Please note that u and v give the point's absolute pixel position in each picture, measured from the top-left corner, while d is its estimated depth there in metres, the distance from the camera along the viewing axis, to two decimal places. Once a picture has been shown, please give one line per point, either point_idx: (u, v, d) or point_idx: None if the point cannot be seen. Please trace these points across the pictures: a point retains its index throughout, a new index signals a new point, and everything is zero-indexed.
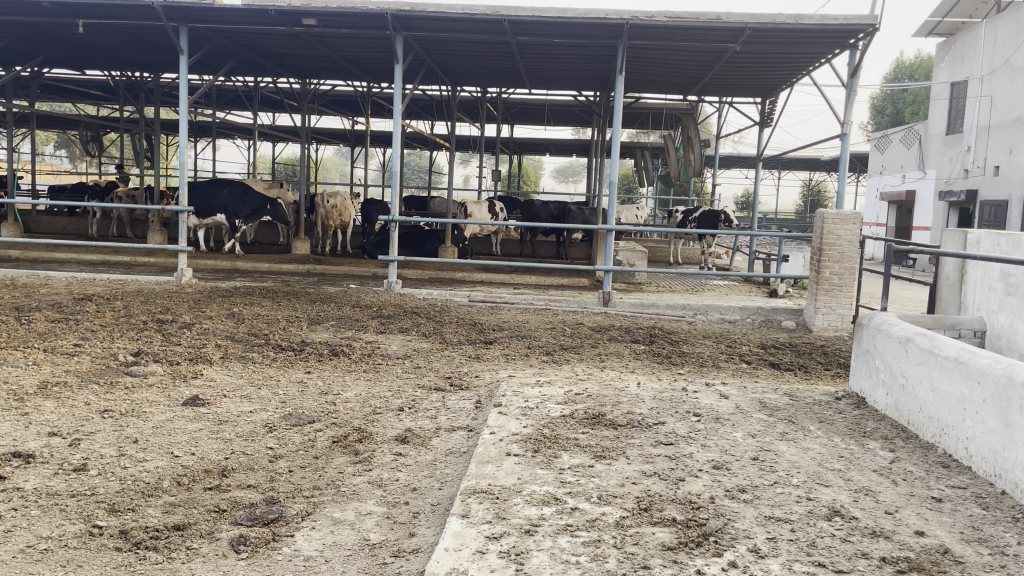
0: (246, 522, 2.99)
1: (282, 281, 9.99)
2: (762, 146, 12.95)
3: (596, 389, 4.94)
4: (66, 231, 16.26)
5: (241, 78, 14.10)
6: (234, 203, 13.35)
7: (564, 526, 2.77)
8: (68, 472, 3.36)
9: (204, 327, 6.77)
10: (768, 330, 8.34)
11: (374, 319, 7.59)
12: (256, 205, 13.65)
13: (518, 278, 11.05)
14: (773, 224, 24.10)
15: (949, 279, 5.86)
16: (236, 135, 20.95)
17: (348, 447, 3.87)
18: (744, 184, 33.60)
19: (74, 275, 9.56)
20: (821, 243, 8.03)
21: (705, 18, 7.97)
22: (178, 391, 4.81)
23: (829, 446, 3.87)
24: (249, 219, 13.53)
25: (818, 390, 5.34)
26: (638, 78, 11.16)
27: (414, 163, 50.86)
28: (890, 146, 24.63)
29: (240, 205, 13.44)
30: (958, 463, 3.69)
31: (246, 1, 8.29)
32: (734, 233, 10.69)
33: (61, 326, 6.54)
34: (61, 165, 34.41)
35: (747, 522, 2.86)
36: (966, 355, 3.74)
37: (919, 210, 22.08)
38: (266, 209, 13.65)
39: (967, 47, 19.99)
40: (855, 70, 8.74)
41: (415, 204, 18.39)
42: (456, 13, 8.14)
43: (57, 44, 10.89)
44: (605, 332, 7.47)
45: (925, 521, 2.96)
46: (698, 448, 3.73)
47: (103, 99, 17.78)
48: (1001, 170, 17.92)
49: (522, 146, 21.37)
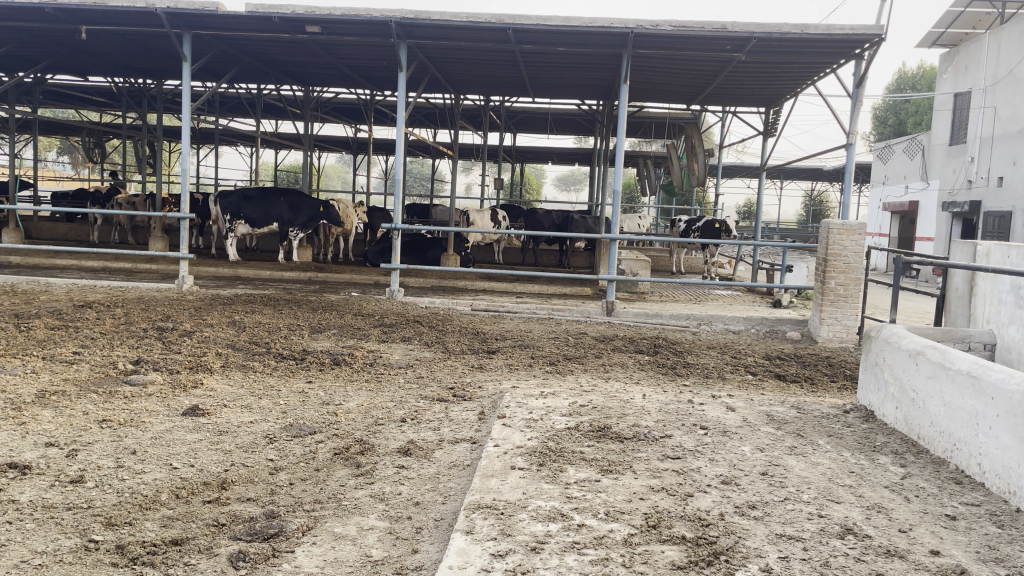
0: (245, 537, 2.93)
1: (284, 289, 9.92)
2: (765, 156, 12.92)
3: (601, 401, 4.87)
4: (67, 238, 16.24)
5: (244, 85, 14.06)
6: (292, 212, 13.23)
7: (571, 543, 2.71)
8: (64, 484, 3.30)
9: (205, 335, 6.70)
10: (773, 340, 8.29)
11: (376, 328, 7.53)
12: (313, 212, 13.42)
13: (521, 287, 10.99)
14: (775, 234, 24.08)
15: (958, 290, 5.81)
16: (239, 143, 20.96)
17: (350, 459, 3.82)
18: (746, 194, 33.62)
19: (75, 282, 9.51)
20: (827, 253, 7.96)
21: (710, 27, 7.93)
22: (178, 400, 4.75)
23: (839, 461, 3.81)
24: (305, 227, 13.31)
25: (826, 402, 5.27)
26: (643, 87, 11.15)
27: (417, 170, 51.13)
28: (892, 157, 24.61)
29: (296, 213, 13.26)
30: (970, 478, 3.62)
31: (250, 8, 8.25)
32: (735, 244, 10.58)
33: (61, 333, 6.48)
34: (62, 172, 34.55)
35: (758, 540, 2.80)
36: (978, 368, 3.68)
37: (921, 220, 22.01)
38: (322, 215, 13.43)
39: (971, 57, 20.01)
40: (861, 80, 8.70)
41: (418, 211, 18.36)
42: (461, 22, 8.10)
43: (59, 50, 10.86)
44: (608, 341, 7.41)
45: (939, 539, 2.89)
46: (706, 462, 3.67)
47: (105, 105, 17.77)
48: (1005, 181, 17.88)
49: (524, 155, 21.36)
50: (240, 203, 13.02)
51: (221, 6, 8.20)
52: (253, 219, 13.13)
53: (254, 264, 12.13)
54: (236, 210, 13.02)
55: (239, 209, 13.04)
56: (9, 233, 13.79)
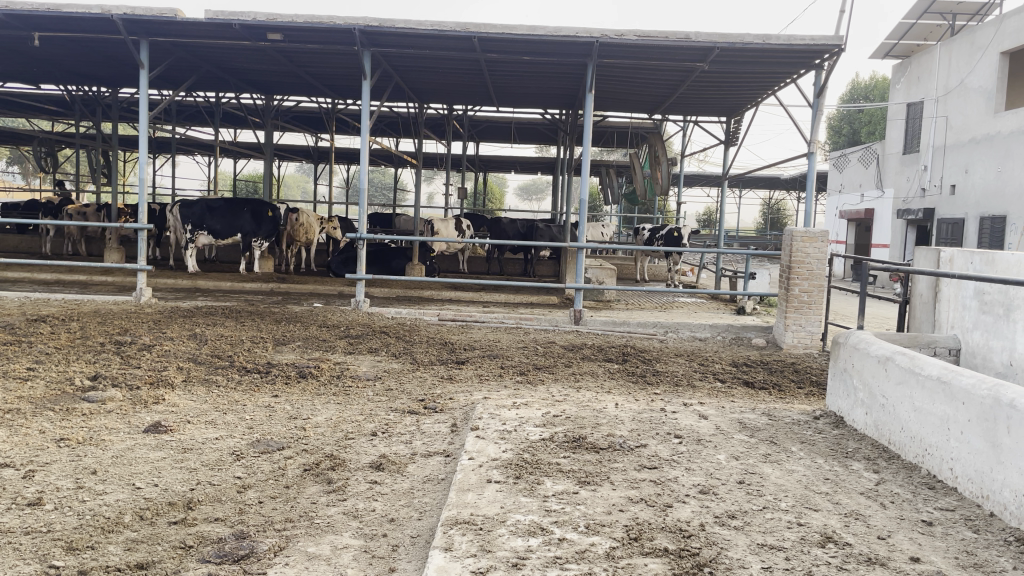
0: (215, 559, 2.82)
1: (246, 301, 9.73)
2: (727, 165, 13.06)
3: (574, 411, 4.83)
4: (18, 249, 15.80)
5: (202, 93, 13.83)
6: (255, 223, 13.03)
7: (552, 558, 2.65)
8: (22, 507, 3.15)
9: (165, 349, 6.53)
10: (739, 347, 8.34)
11: (342, 340, 7.41)
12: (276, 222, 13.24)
13: (487, 296, 10.92)
14: (735, 241, 24.38)
15: (923, 296, 5.88)
16: (197, 152, 20.61)
17: (321, 475, 3.72)
18: (706, 202, 34.00)
19: (28, 295, 9.23)
20: (791, 261, 8.05)
21: (674, 37, 7.98)
22: (139, 417, 4.60)
23: (815, 468, 3.82)
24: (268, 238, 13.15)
25: (796, 408, 5.30)
26: (607, 96, 11.20)
27: (378, 180, 50.90)
28: (848, 165, 25.10)
29: (260, 224, 13.07)
30: (943, 483, 3.65)
31: (210, 15, 8.10)
32: (699, 251, 10.61)
33: (14, 349, 6.26)
34: (12, 183, 33.74)
35: (740, 551, 2.77)
36: (949, 374, 3.70)
37: (877, 228, 22.45)
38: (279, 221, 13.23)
39: (923, 68, 20.49)
40: (821, 89, 8.83)
41: (381, 220, 18.20)
42: (425, 30, 8.05)
43: (10, 57, 10.56)
44: (577, 350, 7.38)
45: (918, 546, 2.90)
46: (683, 471, 3.65)
47: (58, 114, 17.35)
48: (958, 189, 18.33)
49: (487, 164, 21.35)
50: (203, 213, 12.75)
51: (180, 13, 8.04)
52: (217, 231, 12.90)
53: (214, 276, 11.89)
54: (198, 221, 12.74)
55: (202, 219, 12.77)
56: None
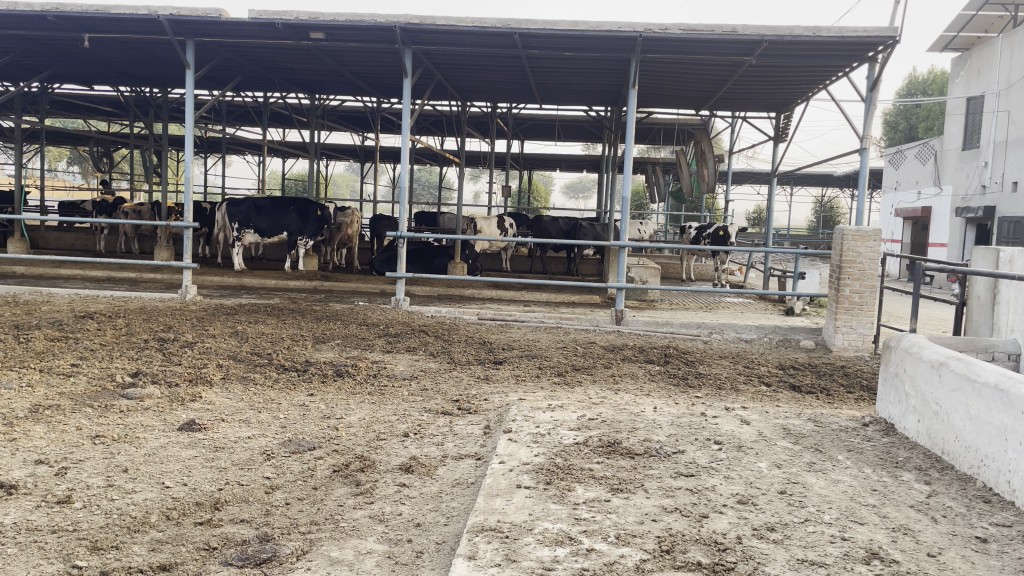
0: (237, 562, 2.78)
1: (287, 298, 9.78)
2: (775, 163, 12.74)
3: (610, 415, 4.69)
4: (73, 247, 16.22)
5: (250, 94, 13.98)
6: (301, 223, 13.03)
7: (579, 570, 2.55)
8: (51, 505, 3.16)
9: (206, 346, 6.58)
10: (786, 349, 8.09)
11: (380, 338, 7.40)
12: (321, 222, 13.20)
13: (528, 296, 10.80)
14: (785, 240, 23.88)
15: (980, 298, 5.62)
16: (245, 151, 20.89)
17: (349, 477, 3.67)
18: (756, 201, 33.38)
19: (78, 292, 9.41)
20: (841, 260, 7.79)
21: (721, 30, 7.79)
22: (175, 415, 4.62)
23: (861, 479, 3.64)
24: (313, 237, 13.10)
25: (843, 414, 5.08)
26: (651, 92, 11.02)
27: (426, 180, 51.43)
28: (904, 162, 24.37)
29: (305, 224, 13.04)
30: (1000, 497, 3.44)
31: (253, 15, 8.14)
32: (745, 250, 10.36)
33: (60, 345, 6.36)
34: (71, 181, 34.80)
35: (778, 566, 2.63)
36: (1007, 381, 3.49)
37: (935, 226, 21.73)
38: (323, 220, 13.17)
39: (983, 61, 19.80)
40: (874, 83, 8.53)
41: (426, 219, 18.23)
42: (466, 26, 7.98)
43: (63, 59, 10.79)
44: (617, 351, 7.25)
45: (971, 565, 2.72)
46: (721, 480, 3.50)
47: (114, 115, 17.74)
48: (1020, 186, 17.62)
49: (532, 163, 21.29)
50: (249, 212, 12.96)
51: (224, 13, 8.11)
52: (263, 230, 13.09)
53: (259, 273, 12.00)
54: (245, 219, 12.95)
55: (249, 218, 12.98)
56: (15, 242, 13.74)
